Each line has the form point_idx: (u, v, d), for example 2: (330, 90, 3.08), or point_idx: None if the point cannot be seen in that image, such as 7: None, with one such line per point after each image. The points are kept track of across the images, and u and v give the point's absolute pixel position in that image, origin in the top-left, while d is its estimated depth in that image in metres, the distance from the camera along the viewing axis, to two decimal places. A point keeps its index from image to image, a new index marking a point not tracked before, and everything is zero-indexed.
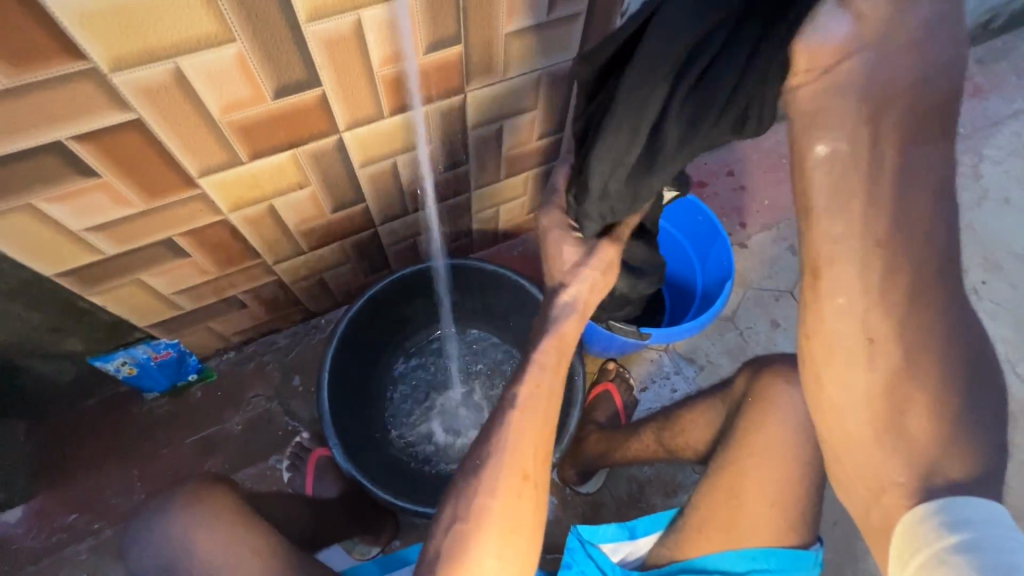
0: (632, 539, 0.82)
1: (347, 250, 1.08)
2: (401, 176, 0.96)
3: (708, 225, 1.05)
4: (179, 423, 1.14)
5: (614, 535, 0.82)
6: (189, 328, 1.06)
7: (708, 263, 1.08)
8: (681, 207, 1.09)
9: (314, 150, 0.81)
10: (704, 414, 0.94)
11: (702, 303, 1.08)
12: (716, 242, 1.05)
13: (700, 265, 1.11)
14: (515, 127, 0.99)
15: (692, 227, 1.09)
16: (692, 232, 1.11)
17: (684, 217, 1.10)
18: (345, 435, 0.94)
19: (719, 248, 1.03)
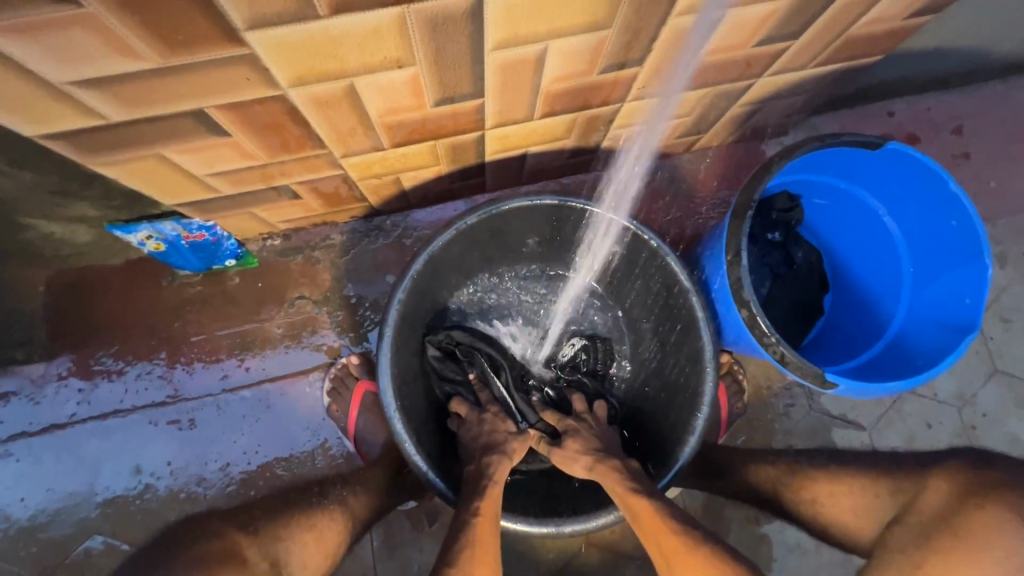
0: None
1: (438, 152, 0.78)
2: (544, 71, 0.63)
3: (960, 249, 0.71)
4: (213, 310, 0.98)
5: None
6: (230, 211, 0.83)
7: (927, 295, 0.76)
8: (927, 205, 0.73)
9: (434, 14, 0.48)
10: None
11: (891, 346, 0.79)
12: (961, 274, 0.72)
13: (912, 290, 0.79)
14: (737, 22, 0.62)
15: (934, 229, 0.74)
16: (923, 241, 0.76)
17: (921, 220, 0.75)
18: (402, 394, 0.76)
19: (967, 286, 0.70)
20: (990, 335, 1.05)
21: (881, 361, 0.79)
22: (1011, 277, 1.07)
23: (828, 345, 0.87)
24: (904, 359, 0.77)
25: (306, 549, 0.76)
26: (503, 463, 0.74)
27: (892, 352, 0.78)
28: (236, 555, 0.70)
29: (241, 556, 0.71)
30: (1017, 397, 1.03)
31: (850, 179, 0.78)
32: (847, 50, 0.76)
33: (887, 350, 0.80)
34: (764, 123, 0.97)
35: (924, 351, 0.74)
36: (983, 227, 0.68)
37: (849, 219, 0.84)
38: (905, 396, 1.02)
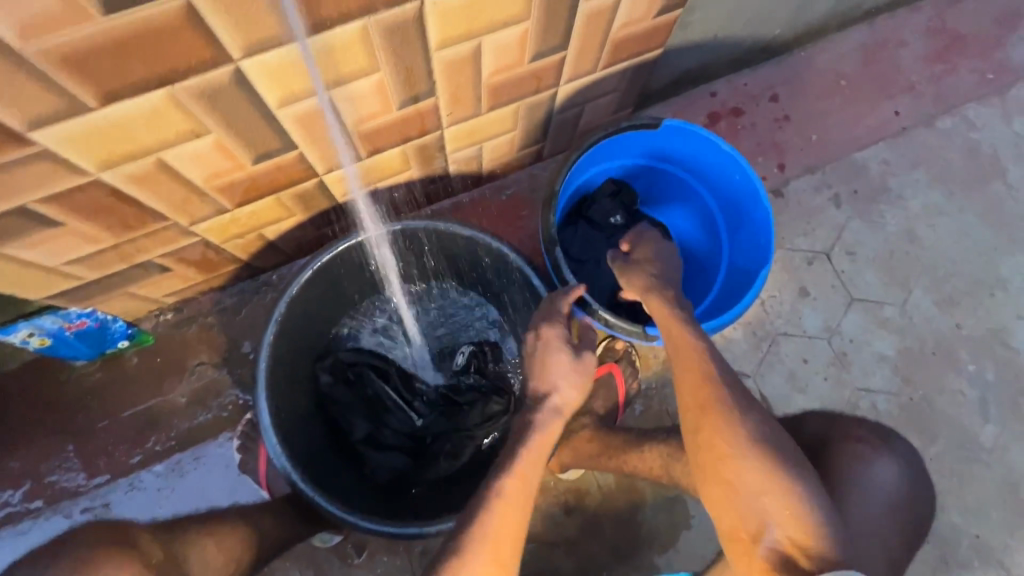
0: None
1: (286, 203, 0.86)
2: (343, 116, 0.71)
3: (747, 193, 0.82)
4: (115, 393, 1.01)
5: None
6: (104, 295, 0.88)
7: (738, 240, 0.87)
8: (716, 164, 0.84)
9: (202, 89, 0.56)
10: None
11: (721, 292, 0.89)
12: (753, 214, 0.82)
13: (728, 239, 0.89)
14: (499, 46, 0.72)
15: (729, 187, 0.85)
16: (726, 199, 0.87)
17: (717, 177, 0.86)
18: (288, 430, 0.79)
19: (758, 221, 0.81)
20: (841, 269, 1.15)
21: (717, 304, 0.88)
22: (849, 215, 1.19)
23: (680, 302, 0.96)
24: (733, 297, 0.86)
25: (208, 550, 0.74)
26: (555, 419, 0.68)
27: (723, 299, 0.87)
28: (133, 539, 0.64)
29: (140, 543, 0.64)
30: (876, 319, 1.13)
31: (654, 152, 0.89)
32: (624, 49, 0.87)
33: (721, 298, 0.88)
34: (594, 123, 1.08)
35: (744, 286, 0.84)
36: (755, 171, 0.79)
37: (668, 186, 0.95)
38: (779, 339, 1.11)
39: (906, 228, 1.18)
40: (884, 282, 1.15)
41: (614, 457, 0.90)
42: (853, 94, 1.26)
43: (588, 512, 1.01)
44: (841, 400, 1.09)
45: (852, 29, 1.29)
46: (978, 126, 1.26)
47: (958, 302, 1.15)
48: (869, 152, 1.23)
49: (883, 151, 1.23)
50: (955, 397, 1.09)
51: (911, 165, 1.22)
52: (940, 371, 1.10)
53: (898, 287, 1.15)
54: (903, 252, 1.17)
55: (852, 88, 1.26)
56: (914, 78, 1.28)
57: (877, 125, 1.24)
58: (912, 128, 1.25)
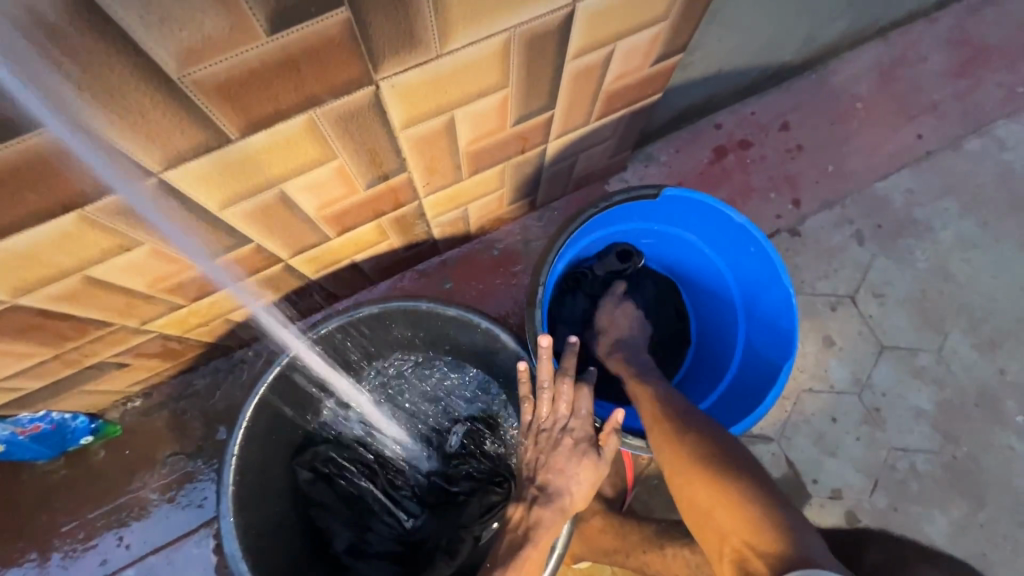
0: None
1: (250, 290, 0.77)
2: (301, 205, 0.62)
3: (766, 271, 0.72)
4: (82, 491, 0.93)
5: None
6: (58, 397, 0.80)
7: (758, 320, 0.77)
8: (730, 236, 0.74)
9: (122, 206, 0.48)
10: None
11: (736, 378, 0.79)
12: (774, 294, 0.72)
13: (747, 316, 0.79)
14: (475, 116, 0.63)
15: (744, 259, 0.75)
16: (740, 269, 0.77)
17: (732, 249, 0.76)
18: (260, 550, 0.70)
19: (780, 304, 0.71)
20: (868, 313, 1.05)
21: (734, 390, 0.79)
22: (873, 252, 1.09)
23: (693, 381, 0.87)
24: (753, 384, 0.76)
25: None
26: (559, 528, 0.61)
27: (738, 384, 0.78)
28: None
29: None
30: (911, 368, 1.02)
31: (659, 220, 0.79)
32: (619, 99, 0.78)
33: (737, 381, 0.79)
34: (590, 170, 0.98)
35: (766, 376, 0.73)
36: (776, 249, 0.69)
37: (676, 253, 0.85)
38: (803, 396, 1.01)
39: (938, 264, 1.08)
40: (917, 326, 1.05)
41: (632, 555, 0.81)
42: (870, 118, 1.16)
43: None
44: (876, 462, 0.98)
45: (866, 47, 1.19)
46: (1011, 146, 1.15)
47: (1000, 345, 1.04)
48: (891, 182, 1.12)
49: (907, 179, 1.13)
50: (1003, 454, 0.98)
51: (939, 193, 1.12)
52: (986, 424, 1.00)
53: (932, 331, 1.04)
54: (935, 292, 1.07)
55: (869, 111, 1.16)
56: (936, 97, 1.17)
57: (899, 150, 1.14)
58: (938, 152, 1.15)
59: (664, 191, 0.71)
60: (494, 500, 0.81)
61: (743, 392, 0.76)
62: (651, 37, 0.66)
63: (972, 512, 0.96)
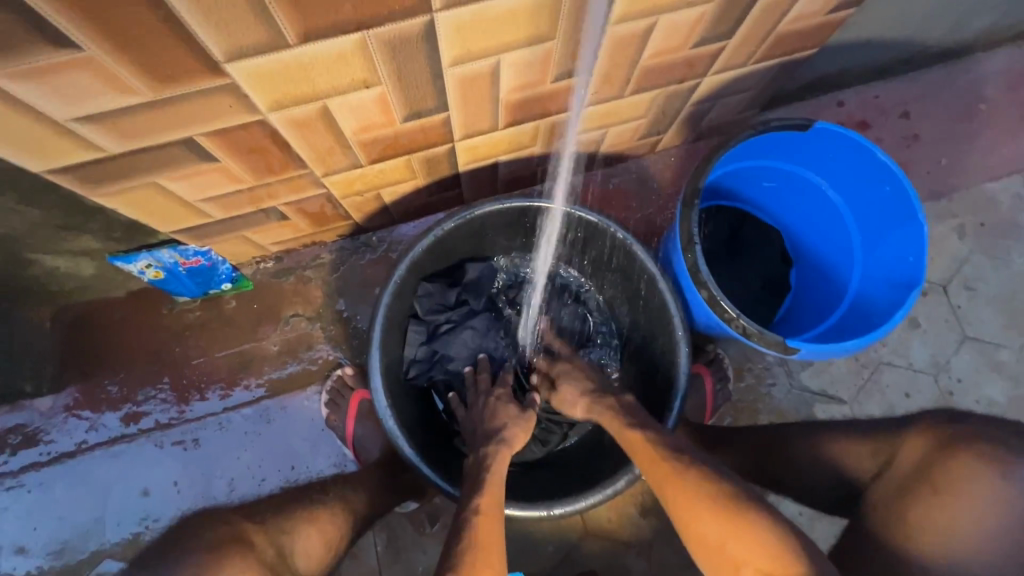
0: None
1: (413, 166, 0.84)
2: (501, 82, 0.69)
3: (892, 202, 0.78)
4: (212, 333, 1.03)
5: None
6: (222, 236, 0.89)
7: (874, 259, 0.83)
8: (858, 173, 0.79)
9: (392, 38, 0.55)
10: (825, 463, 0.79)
11: (850, 308, 0.85)
12: (900, 224, 0.78)
13: (862, 258, 0.85)
14: (672, 26, 0.68)
15: (873, 201, 0.80)
16: (863, 208, 0.83)
17: (855, 182, 0.82)
18: (393, 390, 0.80)
19: (906, 230, 0.77)
20: (957, 303, 1.09)
21: (849, 320, 0.84)
22: (972, 247, 1.12)
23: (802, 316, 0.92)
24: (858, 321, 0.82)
25: (310, 539, 0.78)
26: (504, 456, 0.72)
27: (842, 320, 0.85)
28: (245, 539, 0.70)
29: (251, 541, 0.71)
30: (990, 361, 1.06)
31: (789, 158, 0.84)
32: (782, 45, 0.83)
33: (842, 322, 0.85)
34: (720, 119, 1.03)
35: (886, 299, 0.79)
36: (909, 180, 0.75)
37: (789, 195, 0.91)
38: (881, 368, 1.06)
39: None
40: (1004, 324, 1.08)
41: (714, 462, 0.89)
42: (992, 120, 1.17)
43: (664, 516, 0.99)
44: None
45: (1000, 50, 1.20)
46: None
47: None
48: (1001, 184, 1.15)
49: (1017, 185, 1.15)
50: None
51: None
52: None
53: (1017, 330, 1.08)
54: None
55: (992, 113, 1.18)
56: None
57: (1015, 156, 1.16)
58: None
59: (816, 125, 0.76)
60: None
61: (863, 319, 0.82)
62: None
63: None
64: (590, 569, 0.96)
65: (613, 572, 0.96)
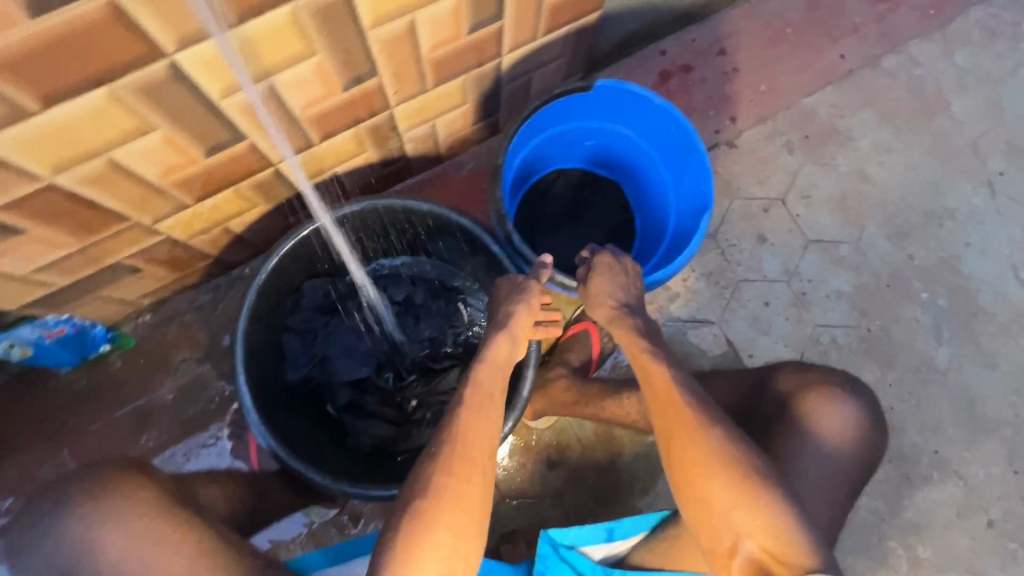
0: (610, 541, 0.81)
1: (246, 195, 0.88)
2: (288, 102, 0.73)
3: (681, 142, 0.87)
4: (103, 396, 1.04)
5: (588, 537, 0.81)
6: (78, 301, 0.90)
7: (681, 192, 0.91)
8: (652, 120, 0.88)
9: (142, 85, 0.58)
10: None
11: (671, 242, 0.92)
12: (691, 159, 0.88)
13: (675, 194, 0.93)
14: (433, 20, 0.74)
15: (668, 142, 0.90)
16: (666, 150, 0.92)
17: (653, 128, 0.90)
18: (270, 409, 0.83)
19: (694, 165, 0.86)
20: (796, 212, 1.19)
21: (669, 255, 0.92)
22: (801, 159, 1.23)
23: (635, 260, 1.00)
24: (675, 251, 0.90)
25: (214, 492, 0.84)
26: (503, 340, 0.75)
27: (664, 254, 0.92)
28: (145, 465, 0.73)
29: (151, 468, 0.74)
30: (833, 258, 1.17)
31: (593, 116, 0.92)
32: (561, 15, 0.89)
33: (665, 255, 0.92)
34: (545, 89, 1.10)
35: (689, 228, 0.87)
36: (688, 119, 0.84)
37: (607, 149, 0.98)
38: (740, 285, 1.15)
39: (857, 168, 1.22)
40: (839, 222, 1.19)
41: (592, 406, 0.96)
42: (798, 41, 1.28)
43: (570, 464, 1.06)
44: (803, 337, 1.13)
45: None
46: (922, 63, 1.29)
47: (909, 235, 1.19)
48: (817, 98, 1.26)
49: (830, 95, 1.26)
50: (910, 324, 1.14)
51: (859, 106, 1.26)
52: (896, 301, 1.15)
53: (851, 225, 1.19)
54: (854, 192, 1.21)
55: (798, 35, 1.28)
56: (857, 20, 1.29)
57: (824, 70, 1.27)
58: (858, 70, 1.28)
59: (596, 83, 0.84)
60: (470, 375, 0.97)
61: (677, 250, 0.90)
62: None
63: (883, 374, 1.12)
64: (510, 529, 1.03)
65: (532, 526, 1.03)
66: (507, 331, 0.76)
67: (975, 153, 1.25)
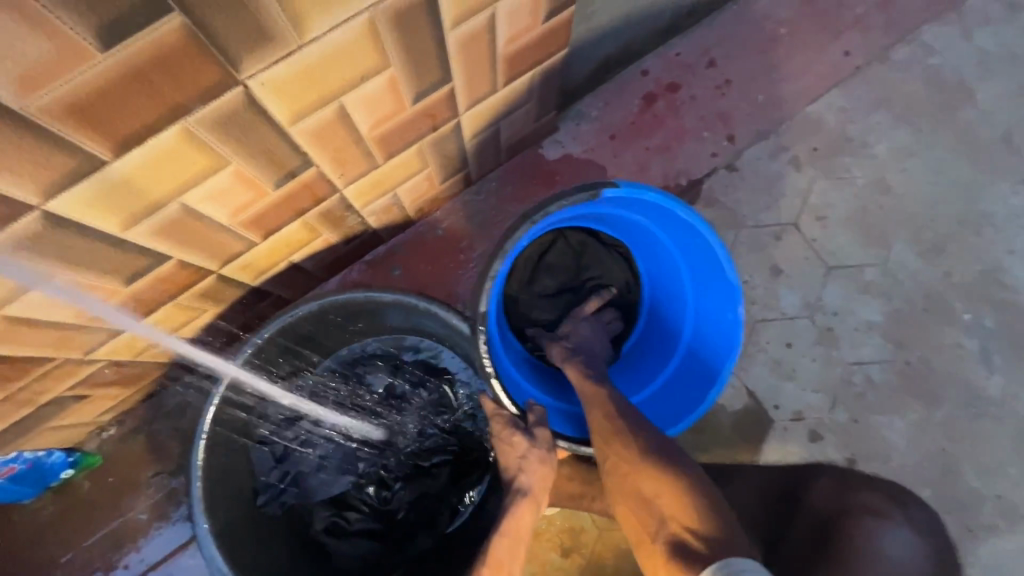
0: None
1: (190, 305, 0.78)
2: (210, 215, 0.63)
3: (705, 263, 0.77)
4: (74, 523, 0.96)
5: None
6: (23, 438, 0.82)
7: (701, 303, 0.83)
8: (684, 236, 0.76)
9: (13, 241, 0.49)
10: None
11: (686, 358, 0.85)
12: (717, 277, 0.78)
13: (693, 301, 0.85)
14: (366, 100, 0.63)
15: (692, 248, 0.79)
16: (689, 252, 0.81)
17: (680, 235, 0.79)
18: (239, 547, 0.73)
19: (724, 288, 0.77)
20: (812, 236, 1.07)
21: (684, 375, 0.85)
22: (812, 175, 1.10)
23: (641, 356, 0.92)
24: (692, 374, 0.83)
25: None
26: (526, 509, 0.70)
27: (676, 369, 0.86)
28: None
29: None
30: (859, 284, 1.04)
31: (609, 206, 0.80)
32: (521, 62, 0.77)
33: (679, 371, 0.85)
34: (517, 135, 0.98)
35: (713, 359, 0.81)
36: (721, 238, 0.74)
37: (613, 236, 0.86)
38: (757, 327, 1.03)
39: (876, 178, 1.09)
40: (862, 242, 1.06)
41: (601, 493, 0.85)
42: (796, 41, 1.14)
43: (587, 550, 0.95)
44: (834, 379, 1.01)
45: None
46: (938, 50, 1.14)
47: (943, 249, 1.06)
48: (822, 103, 1.12)
49: (837, 98, 1.13)
50: (955, 352, 1.01)
51: (871, 107, 1.12)
52: (935, 327, 1.02)
53: (875, 245, 1.06)
54: (876, 206, 1.08)
55: (794, 35, 1.15)
56: (860, 10, 1.15)
57: (828, 71, 1.14)
58: (866, 67, 1.14)
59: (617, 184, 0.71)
60: (465, 468, 0.87)
61: (696, 374, 0.83)
62: None
63: (929, 412, 1.00)
64: None
65: None
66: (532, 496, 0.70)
67: (1008, 147, 1.11)
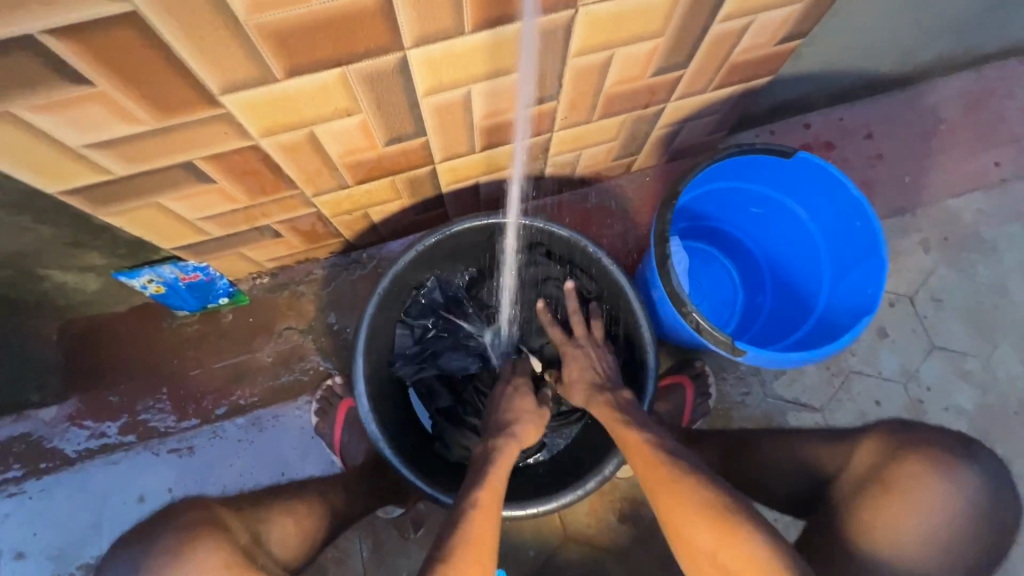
0: None
1: (398, 186, 0.91)
2: (474, 110, 0.75)
3: (819, 225, 0.90)
4: (209, 346, 1.08)
5: None
6: (221, 252, 0.94)
7: (839, 285, 0.88)
8: (799, 183, 0.87)
9: (369, 71, 0.61)
10: (789, 455, 0.84)
11: (817, 325, 0.92)
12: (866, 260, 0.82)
13: (828, 282, 0.91)
14: (628, 59, 0.75)
15: (847, 228, 0.85)
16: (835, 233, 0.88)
17: (803, 220, 0.91)
18: (376, 397, 0.84)
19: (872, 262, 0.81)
20: (924, 314, 1.13)
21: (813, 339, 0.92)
22: (937, 261, 1.16)
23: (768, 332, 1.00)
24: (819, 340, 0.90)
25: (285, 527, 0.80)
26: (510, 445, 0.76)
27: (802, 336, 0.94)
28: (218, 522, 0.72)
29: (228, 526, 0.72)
30: (957, 369, 1.10)
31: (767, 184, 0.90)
32: (737, 74, 0.89)
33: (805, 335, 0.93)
34: (689, 140, 1.10)
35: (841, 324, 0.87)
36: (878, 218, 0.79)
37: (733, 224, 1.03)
38: (852, 377, 1.09)
39: (998, 281, 1.15)
40: (970, 333, 1.12)
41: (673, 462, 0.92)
42: (951, 139, 1.23)
43: (643, 522, 1.02)
44: None
45: (957, 75, 1.25)
46: None
47: None
48: (962, 201, 1.20)
49: (978, 200, 1.20)
50: None
51: (1007, 218, 1.19)
52: (1021, 431, 1.07)
53: (982, 340, 1.12)
54: (991, 306, 1.14)
55: (951, 133, 1.23)
56: (1018, 130, 1.24)
57: (974, 174, 1.21)
58: (1012, 180, 1.21)
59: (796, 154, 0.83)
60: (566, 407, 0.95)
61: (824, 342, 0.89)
62: (786, 15, 0.77)
63: None
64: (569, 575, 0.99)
65: None
66: (517, 440, 0.78)
67: None
